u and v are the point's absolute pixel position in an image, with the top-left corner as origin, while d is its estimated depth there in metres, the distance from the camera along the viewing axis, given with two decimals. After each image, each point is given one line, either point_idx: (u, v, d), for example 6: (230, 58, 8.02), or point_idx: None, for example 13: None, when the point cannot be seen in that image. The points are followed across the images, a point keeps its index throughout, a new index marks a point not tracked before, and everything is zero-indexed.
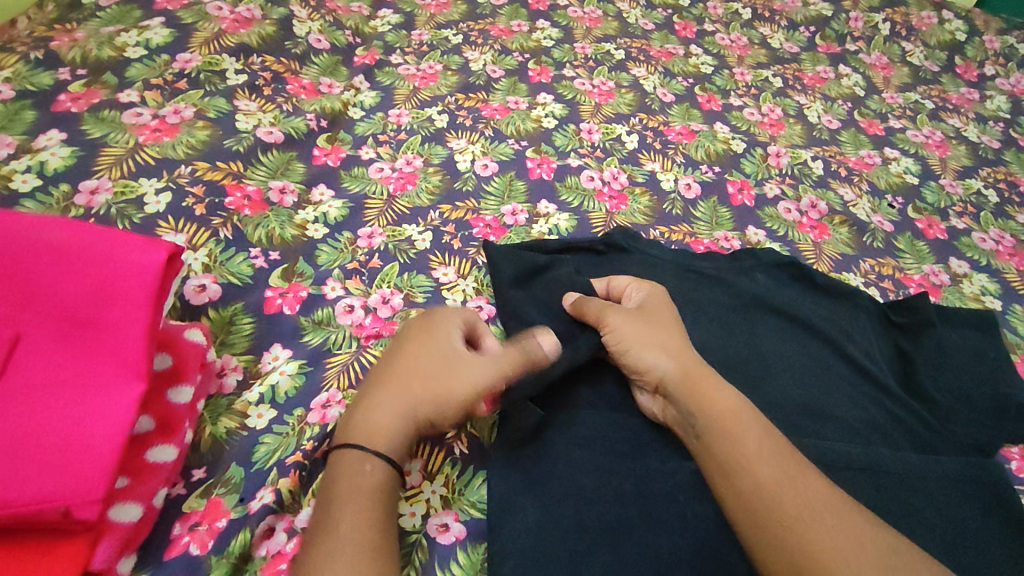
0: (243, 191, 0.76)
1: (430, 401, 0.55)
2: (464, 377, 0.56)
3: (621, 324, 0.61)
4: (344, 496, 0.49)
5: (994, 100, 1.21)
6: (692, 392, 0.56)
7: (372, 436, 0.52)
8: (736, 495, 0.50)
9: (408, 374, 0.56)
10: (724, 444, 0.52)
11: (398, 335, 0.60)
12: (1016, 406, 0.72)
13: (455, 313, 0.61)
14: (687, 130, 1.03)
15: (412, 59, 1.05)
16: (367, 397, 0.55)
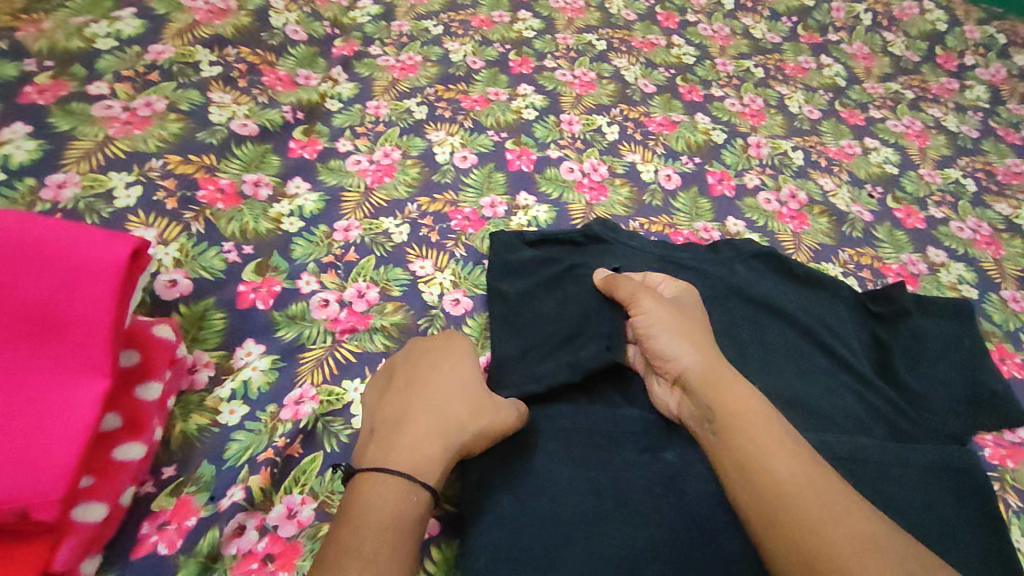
0: (216, 184, 0.75)
1: (474, 428, 0.54)
2: (499, 412, 0.55)
3: (659, 311, 0.60)
4: (380, 524, 0.46)
5: (973, 90, 1.22)
6: (708, 389, 0.54)
7: (415, 462, 0.50)
8: (748, 490, 0.47)
9: (447, 403, 0.55)
10: (739, 441, 0.50)
11: (423, 360, 0.59)
12: (990, 394, 0.73)
13: (472, 344, 0.61)
14: (668, 121, 1.02)
15: (391, 50, 1.04)
16: (408, 422, 0.53)
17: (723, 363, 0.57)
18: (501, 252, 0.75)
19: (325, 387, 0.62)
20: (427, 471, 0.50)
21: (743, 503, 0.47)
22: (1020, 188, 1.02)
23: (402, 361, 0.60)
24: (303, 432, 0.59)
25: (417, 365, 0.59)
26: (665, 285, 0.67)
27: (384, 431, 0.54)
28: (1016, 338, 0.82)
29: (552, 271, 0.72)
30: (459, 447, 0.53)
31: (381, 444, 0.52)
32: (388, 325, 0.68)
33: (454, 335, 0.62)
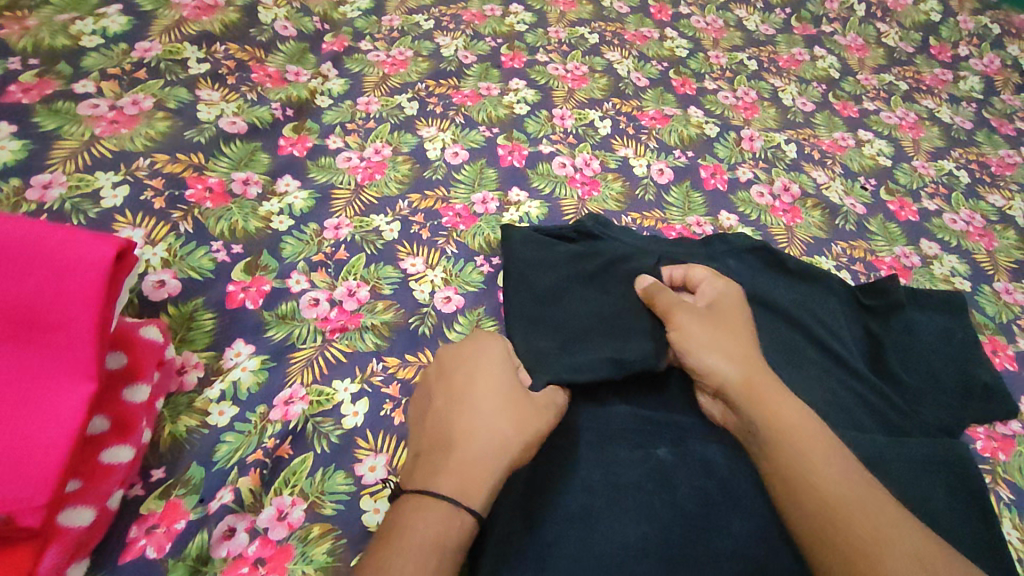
0: (204, 183, 0.74)
1: (523, 437, 0.54)
2: (537, 421, 0.56)
3: (692, 328, 0.62)
4: (426, 553, 0.45)
5: (967, 81, 1.22)
6: (756, 405, 0.56)
7: (465, 485, 0.50)
8: (796, 503, 0.50)
9: (492, 414, 0.54)
10: (788, 456, 0.52)
11: (460, 372, 0.58)
12: (982, 386, 0.73)
13: (502, 348, 0.61)
14: (661, 115, 1.02)
15: (382, 45, 1.03)
16: (455, 440, 0.53)
17: (772, 378, 0.59)
18: (512, 246, 0.75)
19: (315, 387, 0.62)
20: (477, 491, 0.50)
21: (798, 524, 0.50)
22: (1013, 179, 1.02)
23: (436, 376, 0.59)
24: (293, 433, 0.59)
25: (453, 378, 0.58)
26: (708, 284, 0.68)
27: (430, 451, 0.53)
28: (1009, 330, 0.82)
29: (586, 268, 0.71)
30: (512, 459, 0.53)
31: (428, 467, 0.52)
32: (378, 324, 0.68)
33: (484, 339, 0.61)
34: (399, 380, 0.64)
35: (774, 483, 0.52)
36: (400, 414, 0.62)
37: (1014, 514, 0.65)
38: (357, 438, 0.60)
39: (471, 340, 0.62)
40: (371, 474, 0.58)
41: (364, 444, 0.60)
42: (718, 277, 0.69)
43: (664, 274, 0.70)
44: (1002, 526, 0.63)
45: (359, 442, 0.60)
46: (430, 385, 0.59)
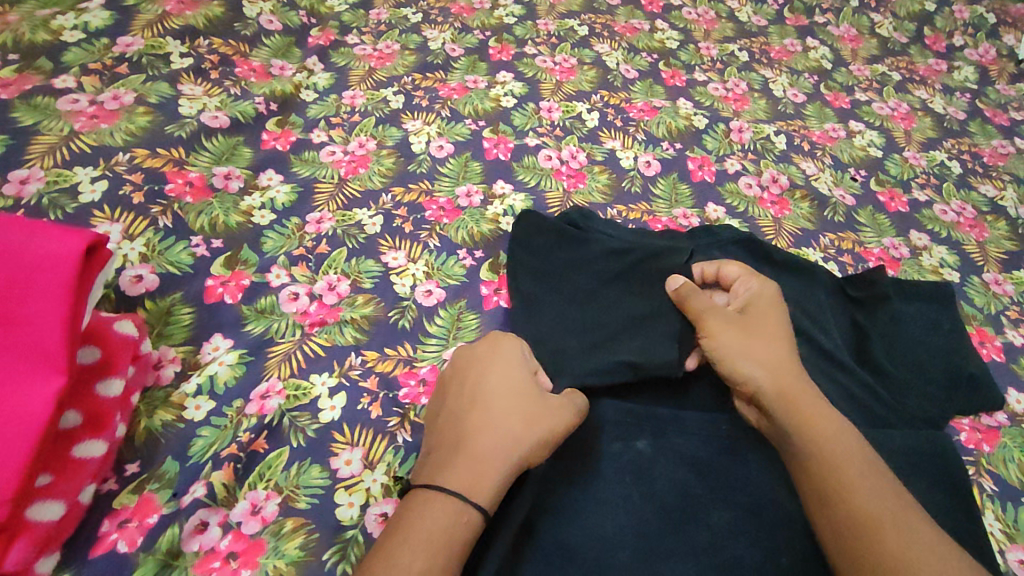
0: (185, 177, 0.74)
1: (533, 436, 0.54)
2: (551, 420, 0.55)
3: (724, 333, 0.62)
4: (429, 547, 0.46)
5: (961, 71, 1.20)
6: (792, 416, 0.56)
7: (473, 480, 0.50)
8: (832, 520, 0.50)
9: (503, 412, 0.55)
10: (828, 473, 0.52)
11: (475, 370, 0.59)
12: (969, 377, 0.72)
13: (517, 346, 0.61)
14: (649, 106, 1.01)
15: (369, 39, 1.02)
16: (466, 436, 0.53)
17: (810, 389, 0.58)
18: (536, 245, 0.77)
19: (292, 381, 0.63)
20: (485, 487, 0.50)
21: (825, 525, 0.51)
22: (1005, 170, 1.01)
23: (453, 374, 0.60)
24: (269, 428, 0.59)
25: (470, 376, 0.59)
26: (742, 283, 0.68)
27: (442, 447, 0.54)
28: (998, 321, 0.81)
29: (615, 267, 0.72)
30: (521, 456, 0.53)
31: (437, 462, 0.52)
32: (357, 318, 0.68)
33: (501, 339, 0.62)
34: (377, 373, 0.64)
35: (810, 498, 0.52)
36: (377, 408, 0.62)
37: (996, 506, 0.64)
38: (333, 432, 0.60)
39: (488, 340, 0.63)
40: (347, 468, 0.58)
41: (340, 437, 0.60)
42: (753, 276, 0.69)
43: (695, 272, 0.71)
44: (985, 518, 0.63)
45: (335, 436, 0.60)
46: (447, 383, 0.60)
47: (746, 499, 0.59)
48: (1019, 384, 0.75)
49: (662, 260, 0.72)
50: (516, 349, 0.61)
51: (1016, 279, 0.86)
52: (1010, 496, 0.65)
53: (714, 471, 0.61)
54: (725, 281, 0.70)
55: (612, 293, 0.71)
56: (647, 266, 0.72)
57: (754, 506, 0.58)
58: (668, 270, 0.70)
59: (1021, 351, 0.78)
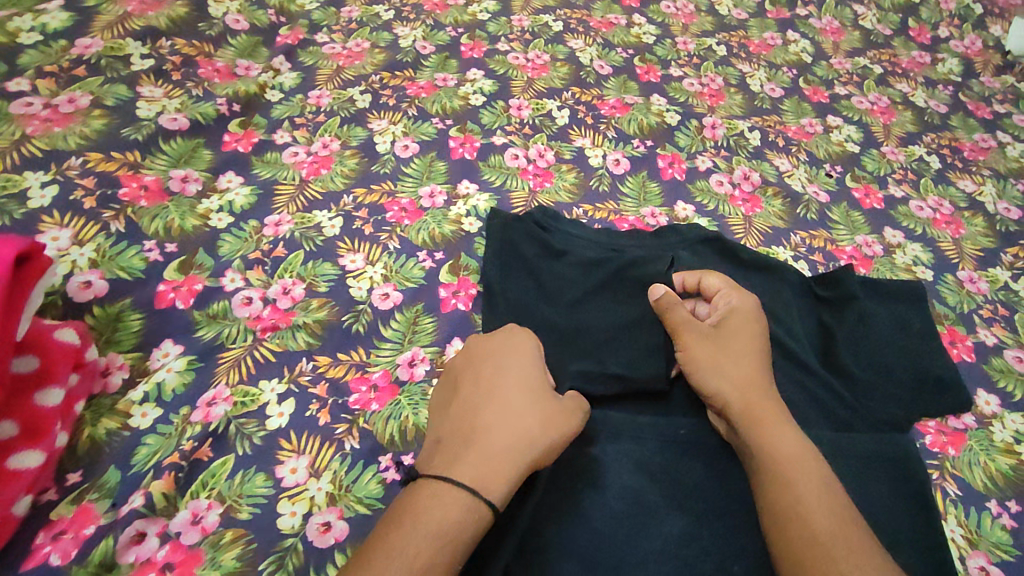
0: (139, 181, 0.74)
1: (546, 436, 0.54)
2: (561, 425, 0.56)
3: (697, 349, 0.62)
4: (437, 540, 0.46)
5: (945, 63, 1.18)
6: (756, 434, 0.56)
7: (488, 475, 0.50)
8: (782, 537, 0.51)
9: (517, 409, 0.54)
10: (784, 491, 0.52)
11: (491, 365, 0.58)
12: (935, 379, 0.71)
13: (533, 343, 0.61)
14: (621, 103, 0.99)
15: (338, 37, 1.01)
16: (480, 429, 0.53)
17: (778, 407, 0.59)
18: (517, 249, 0.76)
19: (240, 387, 0.63)
20: (497, 484, 0.50)
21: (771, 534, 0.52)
22: (985, 164, 0.99)
23: (464, 366, 0.60)
24: (213, 435, 0.59)
25: (484, 369, 0.58)
26: (722, 296, 0.67)
27: (453, 437, 0.53)
28: (970, 320, 0.79)
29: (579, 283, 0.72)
30: (532, 457, 0.53)
31: (447, 454, 0.52)
32: (311, 322, 0.68)
33: (517, 334, 0.62)
34: (327, 379, 0.64)
35: (764, 515, 0.53)
36: (325, 414, 0.62)
37: (959, 511, 0.64)
38: (280, 440, 0.60)
39: (504, 334, 0.62)
40: (292, 477, 0.58)
41: (287, 445, 0.60)
42: (734, 288, 0.68)
43: (676, 280, 0.70)
44: (943, 523, 0.62)
45: (282, 444, 0.60)
46: (458, 375, 0.59)
47: (693, 505, 0.60)
48: (989, 385, 0.73)
49: (644, 266, 0.73)
50: (531, 347, 0.61)
51: (991, 276, 0.85)
52: (973, 500, 0.65)
53: (666, 478, 0.61)
54: (706, 292, 0.69)
55: (594, 299, 0.72)
56: (628, 272, 0.73)
57: (705, 513, 0.59)
58: (648, 276, 0.71)
59: (991, 351, 0.77)
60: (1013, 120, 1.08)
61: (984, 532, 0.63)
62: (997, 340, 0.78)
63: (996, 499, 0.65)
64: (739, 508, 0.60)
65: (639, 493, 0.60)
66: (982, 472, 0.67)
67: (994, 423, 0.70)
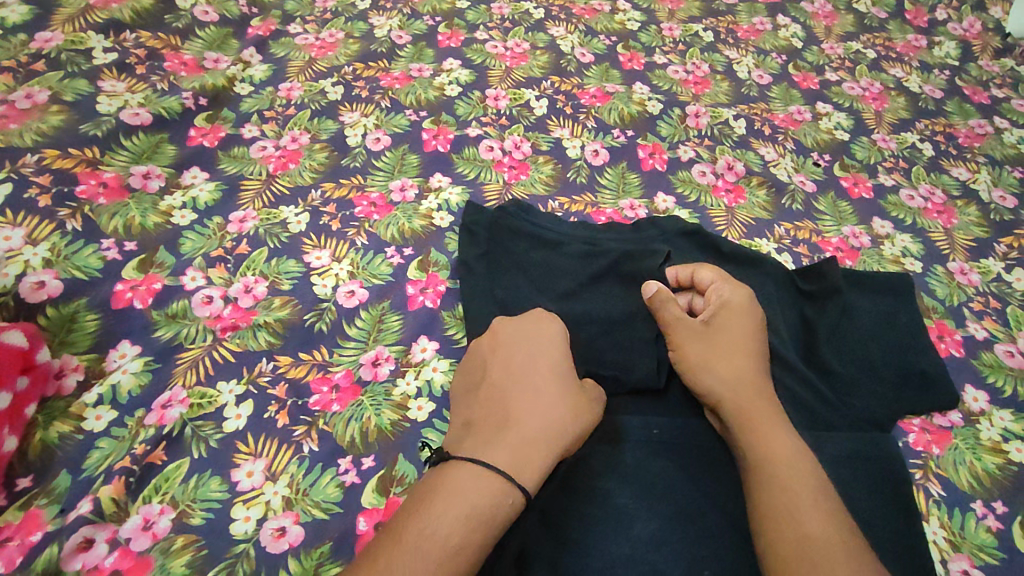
0: (98, 178, 0.72)
1: (579, 425, 0.52)
2: (590, 415, 0.54)
3: (688, 348, 0.60)
4: (468, 521, 0.44)
5: (942, 47, 1.14)
6: (746, 430, 0.54)
7: (523, 463, 0.48)
8: (772, 535, 0.48)
9: (551, 397, 0.53)
10: (775, 489, 0.50)
11: (525, 351, 0.56)
12: (921, 376, 0.68)
13: (563, 330, 0.59)
14: (602, 92, 0.96)
15: (312, 27, 0.98)
16: (515, 417, 0.51)
17: (772, 405, 0.56)
18: (496, 242, 0.73)
19: (197, 389, 0.60)
20: (532, 471, 0.48)
21: (763, 536, 0.48)
22: (980, 151, 0.96)
23: (491, 353, 0.58)
24: (167, 438, 0.57)
25: (517, 354, 0.56)
26: (715, 288, 0.64)
27: (485, 424, 0.51)
28: (959, 313, 0.76)
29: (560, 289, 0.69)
30: (565, 446, 0.51)
31: (478, 441, 0.50)
32: (272, 321, 0.66)
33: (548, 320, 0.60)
34: (287, 380, 0.62)
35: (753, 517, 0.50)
36: (284, 416, 0.60)
37: (942, 512, 0.61)
38: (237, 443, 0.58)
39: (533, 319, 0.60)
40: (248, 481, 0.56)
41: (244, 448, 0.58)
42: (725, 279, 0.65)
43: (669, 276, 0.68)
44: (924, 525, 0.60)
45: (238, 446, 0.58)
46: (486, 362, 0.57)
47: (666, 506, 0.55)
48: (977, 381, 0.71)
49: (641, 262, 0.69)
50: (559, 334, 0.59)
51: (983, 267, 0.81)
52: (957, 502, 0.62)
53: (638, 478, 0.57)
54: (700, 286, 0.66)
55: (576, 289, 0.69)
56: (622, 268, 0.70)
57: (677, 517, 0.55)
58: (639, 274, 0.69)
59: (981, 346, 0.74)
60: (1012, 105, 1.04)
61: (968, 534, 0.60)
62: (987, 334, 0.75)
63: (982, 500, 0.62)
64: (712, 509, 0.56)
65: (609, 496, 0.56)
66: (967, 472, 0.64)
67: (982, 421, 0.68)
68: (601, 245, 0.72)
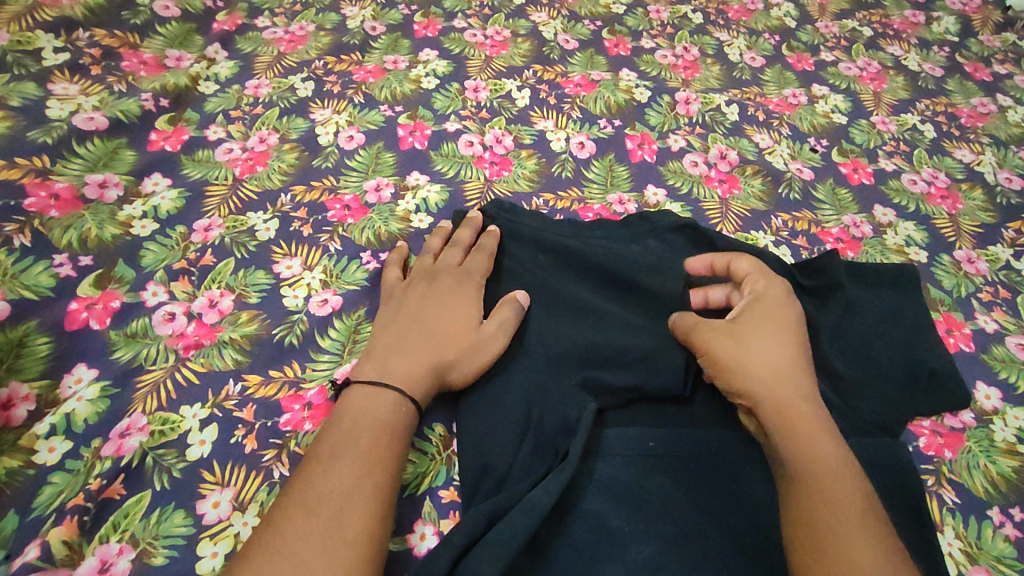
0: (49, 189, 0.68)
1: (469, 360, 0.57)
2: (485, 346, 0.58)
3: (719, 348, 0.55)
4: (376, 428, 0.49)
5: (941, 22, 1.09)
6: (786, 432, 0.50)
7: (401, 377, 0.53)
8: (805, 552, 0.45)
9: (448, 327, 0.58)
10: (814, 501, 0.46)
11: (440, 286, 0.62)
12: (929, 375, 0.64)
13: (483, 268, 0.64)
14: (587, 80, 0.91)
15: (281, 20, 0.93)
16: (407, 347, 0.56)
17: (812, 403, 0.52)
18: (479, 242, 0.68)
19: (159, 415, 0.57)
20: (415, 387, 0.54)
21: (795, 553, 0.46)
22: (984, 131, 0.92)
23: (410, 286, 0.63)
24: (126, 471, 0.53)
25: (433, 285, 0.62)
26: (749, 282, 0.60)
27: (385, 349, 0.56)
28: (967, 305, 0.73)
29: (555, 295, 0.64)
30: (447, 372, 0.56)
31: (378, 361, 0.55)
32: (238, 338, 0.62)
33: (477, 253, 0.65)
34: (256, 401, 0.58)
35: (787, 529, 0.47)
36: (252, 441, 0.56)
37: (957, 522, 0.58)
38: (202, 471, 0.54)
39: (464, 246, 0.66)
40: (214, 512, 0.52)
41: (210, 477, 0.54)
42: (763, 273, 0.60)
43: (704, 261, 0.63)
44: (939, 536, 0.57)
45: (204, 476, 0.54)
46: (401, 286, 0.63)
47: (664, 526, 0.51)
48: (990, 377, 0.67)
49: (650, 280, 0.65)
50: (477, 276, 0.63)
51: (991, 255, 0.78)
52: (973, 509, 0.59)
53: (632, 498, 0.53)
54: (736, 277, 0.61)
55: (560, 289, 0.64)
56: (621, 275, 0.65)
57: (674, 537, 0.51)
58: (638, 283, 0.65)
59: (992, 339, 0.70)
60: (1015, 81, 1.00)
61: (986, 544, 0.57)
62: (997, 326, 0.71)
63: (998, 506, 0.59)
64: (712, 528, 0.51)
65: (600, 517, 0.52)
66: (982, 477, 0.61)
67: (995, 421, 0.64)
68: (598, 249, 0.68)
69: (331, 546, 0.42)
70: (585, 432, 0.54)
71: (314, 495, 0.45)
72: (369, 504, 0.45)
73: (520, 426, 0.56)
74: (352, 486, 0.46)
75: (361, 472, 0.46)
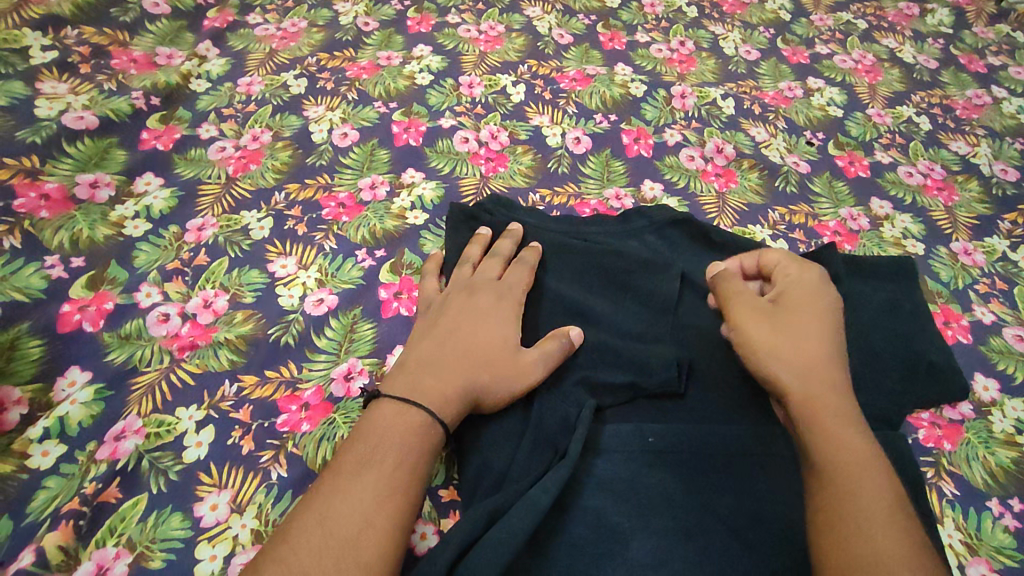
0: (39, 190, 0.67)
1: (507, 384, 0.55)
2: (524, 372, 0.56)
3: (752, 326, 0.53)
4: (403, 447, 0.48)
5: (935, 14, 1.09)
6: (816, 423, 0.48)
7: (434, 396, 0.51)
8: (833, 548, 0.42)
9: (486, 346, 0.56)
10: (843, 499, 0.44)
11: (478, 301, 0.60)
12: (927, 366, 0.64)
13: (522, 287, 0.62)
14: (582, 75, 0.91)
15: (273, 17, 0.92)
16: (442, 364, 0.54)
17: (846, 400, 0.49)
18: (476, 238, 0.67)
19: (155, 417, 0.56)
20: (448, 407, 0.52)
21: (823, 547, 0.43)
22: (979, 123, 0.92)
23: (448, 297, 0.61)
24: (121, 474, 0.53)
25: (472, 297, 0.60)
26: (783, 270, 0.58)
27: (418, 362, 0.55)
28: (965, 297, 0.73)
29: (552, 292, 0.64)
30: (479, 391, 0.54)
31: (410, 374, 0.53)
32: (234, 338, 0.61)
33: (514, 267, 0.63)
34: (252, 402, 0.58)
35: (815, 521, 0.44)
36: (249, 442, 0.56)
37: (957, 513, 0.58)
38: (199, 474, 0.54)
39: (480, 250, 0.66)
40: (212, 514, 0.52)
41: (207, 479, 0.53)
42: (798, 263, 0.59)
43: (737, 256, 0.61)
44: (939, 528, 0.57)
45: (201, 478, 0.53)
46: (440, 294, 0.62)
47: (665, 522, 0.51)
48: (987, 368, 0.67)
49: (650, 278, 0.65)
50: (516, 294, 0.61)
51: (988, 246, 0.78)
52: (972, 501, 0.59)
53: (633, 494, 0.53)
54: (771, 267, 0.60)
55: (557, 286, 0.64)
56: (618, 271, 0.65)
57: (676, 533, 0.50)
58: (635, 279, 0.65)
59: (989, 330, 0.70)
60: (1009, 73, 1.00)
61: (986, 535, 0.57)
62: (995, 318, 0.71)
63: (997, 498, 0.59)
64: (713, 524, 0.51)
65: (600, 513, 0.52)
66: (980, 468, 0.61)
67: (993, 412, 0.65)
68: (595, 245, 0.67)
69: (344, 567, 0.41)
70: (583, 431, 0.54)
71: (332, 515, 0.43)
72: (388, 528, 0.44)
73: (520, 425, 0.56)
74: (373, 508, 0.44)
75: (384, 494, 0.45)
